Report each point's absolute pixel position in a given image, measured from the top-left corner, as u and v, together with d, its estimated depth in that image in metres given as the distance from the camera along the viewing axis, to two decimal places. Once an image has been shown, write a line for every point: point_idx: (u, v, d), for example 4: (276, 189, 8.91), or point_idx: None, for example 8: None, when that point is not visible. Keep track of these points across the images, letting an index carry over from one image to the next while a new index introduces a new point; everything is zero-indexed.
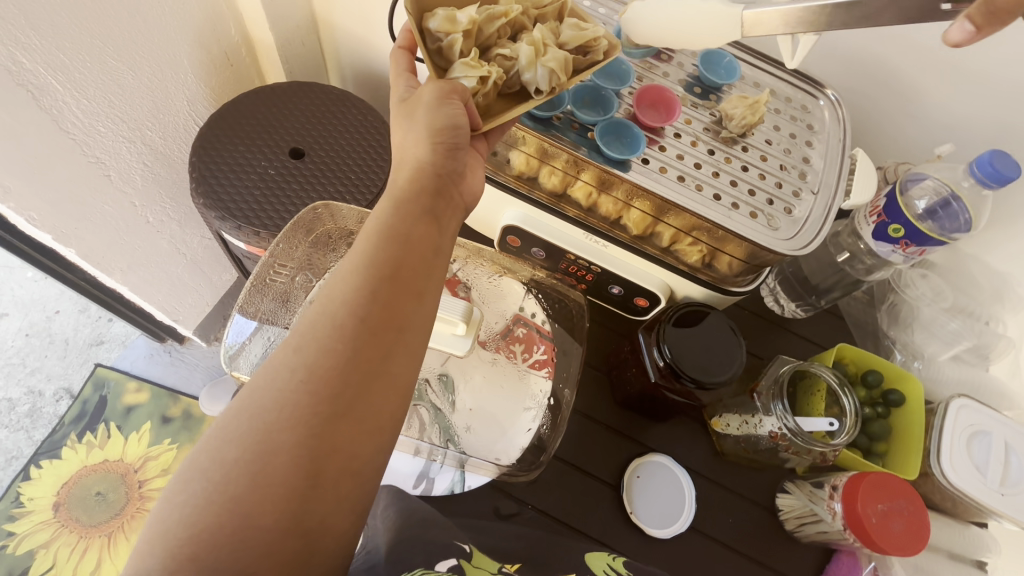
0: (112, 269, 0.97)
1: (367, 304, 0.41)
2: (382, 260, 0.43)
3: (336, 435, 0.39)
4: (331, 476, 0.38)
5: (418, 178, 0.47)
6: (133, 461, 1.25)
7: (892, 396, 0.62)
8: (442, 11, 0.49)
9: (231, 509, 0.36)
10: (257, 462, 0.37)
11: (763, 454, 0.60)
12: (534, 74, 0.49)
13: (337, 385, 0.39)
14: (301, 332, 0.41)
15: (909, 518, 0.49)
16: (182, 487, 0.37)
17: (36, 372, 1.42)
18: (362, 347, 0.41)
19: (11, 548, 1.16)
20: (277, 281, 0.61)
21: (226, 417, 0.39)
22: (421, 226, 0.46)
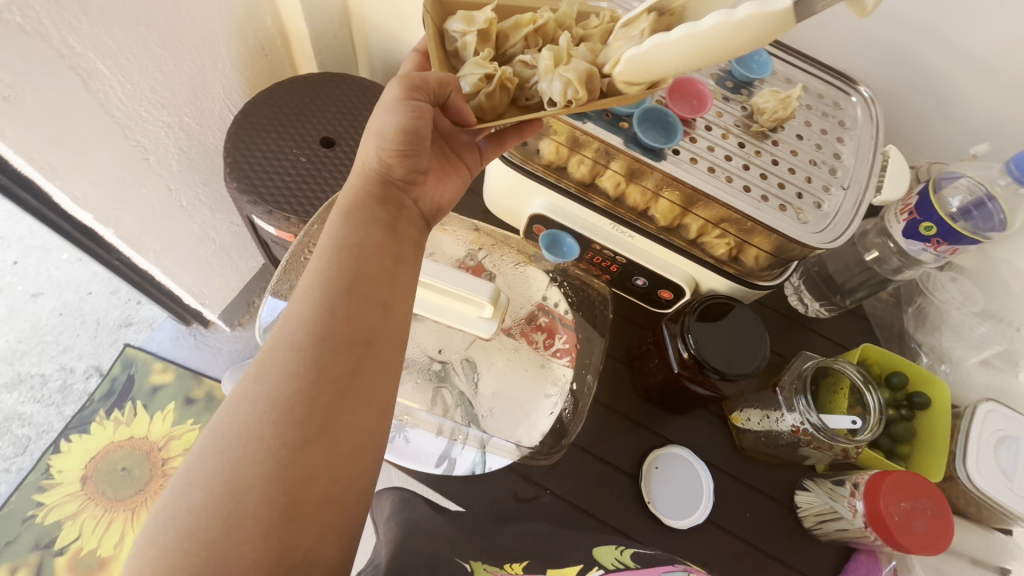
0: (146, 251, 1.00)
1: (326, 325, 0.44)
2: (339, 277, 0.46)
3: (311, 457, 0.41)
4: (309, 501, 0.40)
5: (367, 189, 0.51)
6: (158, 439, 1.29)
7: (917, 398, 0.61)
8: (464, 12, 0.51)
9: (207, 553, 0.37)
10: (230, 501, 0.39)
11: (783, 450, 0.60)
12: (550, 83, 0.48)
13: (303, 408, 0.42)
14: (261, 363, 0.44)
15: (933, 517, 0.49)
16: (153, 540, 0.39)
17: (68, 350, 1.47)
18: (326, 370, 0.43)
19: (40, 517, 1.20)
20: (312, 260, 0.63)
21: (193, 459, 0.41)
22: (375, 236, 0.49)
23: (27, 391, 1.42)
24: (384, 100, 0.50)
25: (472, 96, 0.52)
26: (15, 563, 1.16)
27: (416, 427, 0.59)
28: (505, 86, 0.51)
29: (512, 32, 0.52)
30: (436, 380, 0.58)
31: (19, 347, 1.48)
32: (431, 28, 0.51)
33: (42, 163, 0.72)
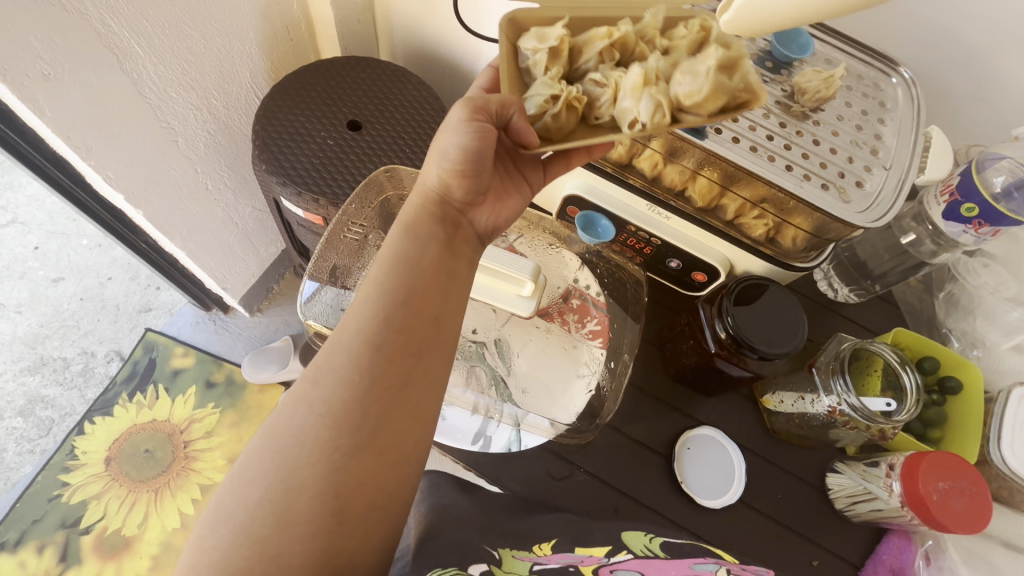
0: (173, 234, 1.01)
1: (381, 335, 0.46)
2: (395, 290, 0.48)
3: (361, 463, 0.42)
4: (355, 507, 0.42)
5: (427, 209, 0.52)
6: (180, 422, 1.32)
7: (948, 382, 0.62)
8: (536, 30, 0.52)
9: (261, 549, 0.40)
10: (283, 503, 0.41)
11: (817, 431, 0.60)
12: (638, 102, 0.48)
13: (356, 416, 0.43)
14: (319, 367, 0.45)
15: (971, 497, 0.49)
16: (213, 529, 0.41)
17: (89, 334, 1.49)
18: (379, 379, 0.45)
19: (65, 497, 1.22)
20: (352, 237, 0.63)
21: (251, 456, 0.43)
22: (432, 251, 0.50)
23: (49, 374, 1.44)
24: (447, 122, 0.51)
25: (537, 117, 0.52)
26: (42, 540, 1.18)
27: (452, 405, 0.60)
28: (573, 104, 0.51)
29: (586, 47, 0.52)
30: (469, 359, 0.59)
31: (40, 331, 1.50)
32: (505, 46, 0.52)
33: (78, 143, 0.73)
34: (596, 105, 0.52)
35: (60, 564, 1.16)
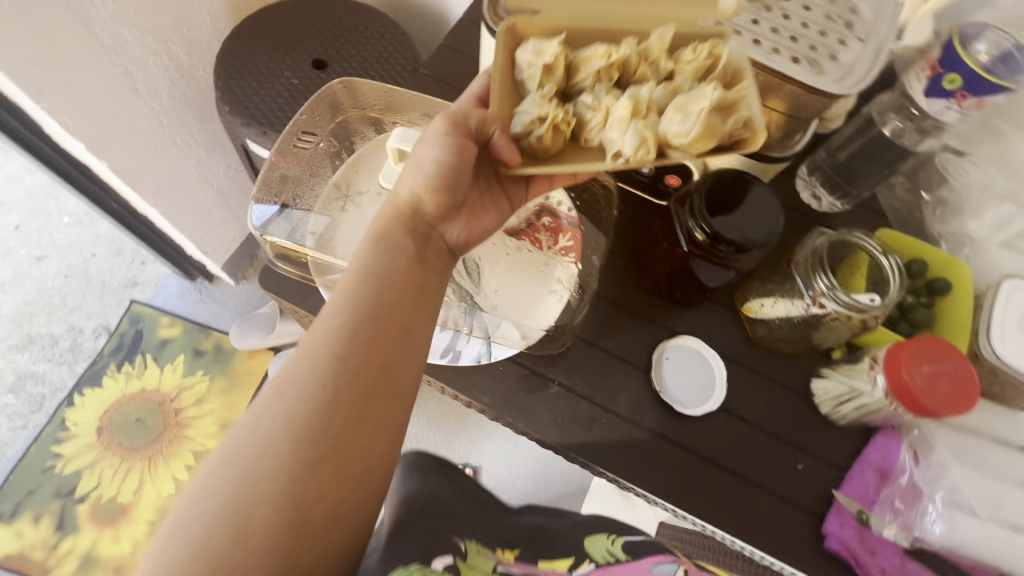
0: (143, 190, 0.99)
1: (347, 348, 0.46)
2: (362, 303, 0.48)
3: (323, 477, 0.43)
4: (316, 521, 0.42)
5: (396, 221, 0.51)
6: (170, 390, 1.31)
7: (937, 283, 0.59)
8: (534, 41, 0.49)
9: (216, 564, 0.39)
10: (240, 519, 0.41)
11: (800, 334, 0.57)
12: (623, 134, 0.45)
13: (319, 429, 0.44)
14: (283, 380, 0.46)
15: (957, 379, 0.47)
16: (168, 544, 0.41)
17: (76, 311, 1.48)
18: (344, 391, 0.45)
19: (59, 468, 1.22)
20: (304, 147, 0.61)
21: (209, 470, 0.43)
22: (401, 263, 0.50)
23: (38, 351, 1.43)
24: (427, 134, 0.49)
25: (521, 136, 0.49)
26: (38, 510, 1.18)
27: None
28: (558, 126, 0.48)
29: (583, 65, 0.50)
30: None
31: (26, 309, 1.48)
32: (500, 57, 0.49)
33: (27, 83, 0.71)
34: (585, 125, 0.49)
35: (57, 533, 1.16)
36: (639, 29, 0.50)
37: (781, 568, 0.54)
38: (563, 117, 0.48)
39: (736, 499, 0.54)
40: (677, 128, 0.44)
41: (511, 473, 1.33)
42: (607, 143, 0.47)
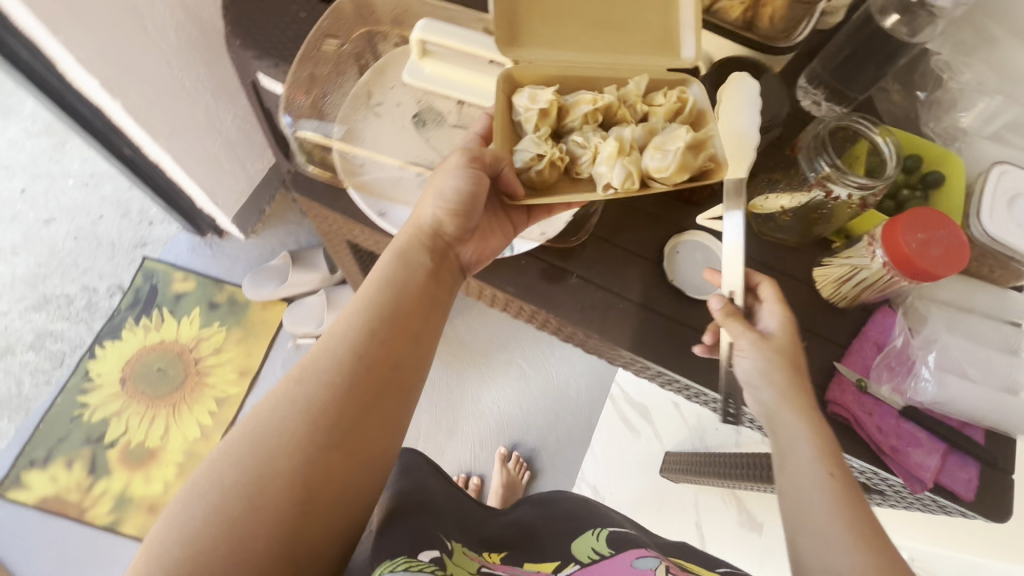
0: (155, 133, 1.01)
1: (365, 348, 0.51)
2: (380, 308, 0.53)
3: (335, 464, 0.47)
4: (323, 500, 0.46)
5: (412, 237, 0.56)
6: (188, 341, 1.35)
7: (932, 175, 0.63)
8: (528, 89, 0.55)
9: (227, 530, 0.42)
10: (255, 487, 0.44)
11: (802, 221, 0.61)
12: (612, 169, 0.52)
13: (334, 418, 0.48)
14: (304, 369, 0.50)
15: (948, 245, 0.50)
16: (185, 506, 0.43)
17: (89, 271, 1.50)
18: (358, 386, 0.50)
19: (86, 416, 1.26)
20: (328, 51, 0.62)
21: (230, 442, 0.46)
22: (416, 278, 0.55)
23: (55, 310, 1.45)
24: (445, 165, 0.54)
25: (522, 170, 0.54)
26: (70, 456, 1.23)
27: None
28: (558, 162, 0.54)
29: (573, 108, 0.56)
30: None
31: (38, 270, 1.49)
32: (501, 102, 0.54)
33: None
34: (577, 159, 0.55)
35: (90, 476, 1.21)
36: (617, 77, 0.57)
37: None
38: (560, 155, 0.54)
39: None
40: (658, 165, 0.52)
41: (522, 410, 1.38)
42: (596, 176, 0.54)
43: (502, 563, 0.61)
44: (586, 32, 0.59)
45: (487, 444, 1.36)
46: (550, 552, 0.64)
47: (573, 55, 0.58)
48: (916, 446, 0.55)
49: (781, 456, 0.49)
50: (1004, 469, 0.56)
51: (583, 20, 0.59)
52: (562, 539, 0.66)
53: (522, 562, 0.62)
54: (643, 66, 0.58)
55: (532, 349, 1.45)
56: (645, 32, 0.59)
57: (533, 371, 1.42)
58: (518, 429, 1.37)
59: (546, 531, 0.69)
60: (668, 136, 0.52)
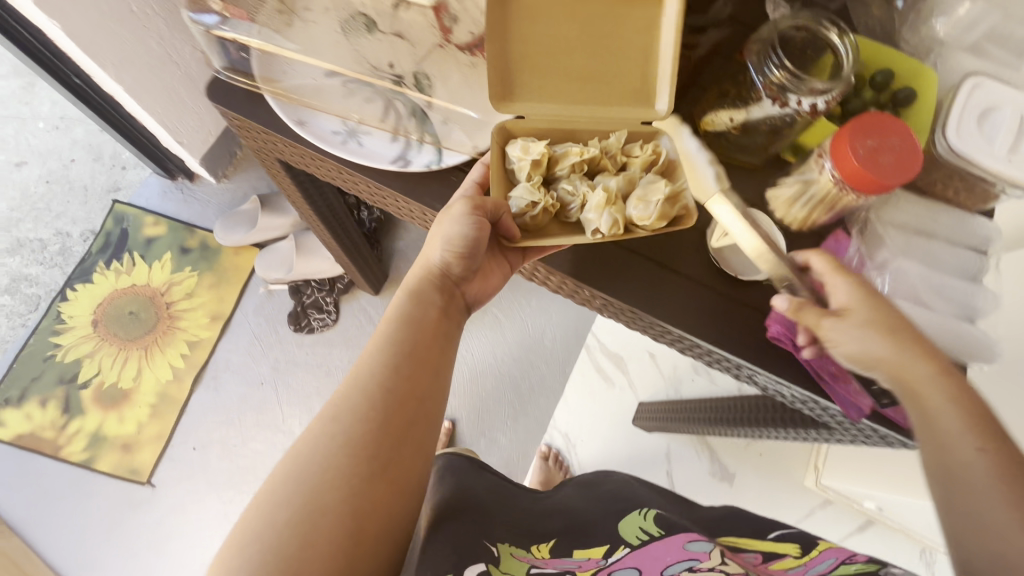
0: (103, 61, 0.98)
1: (392, 379, 0.50)
2: (402, 344, 0.52)
3: (372, 500, 0.46)
4: (367, 538, 0.45)
5: (424, 279, 0.56)
6: (159, 285, 1.34)
7: (902, 91, 0.58)
8: (522, 140, 0.53)
9: (285, 567, 0.42)
10: (299, 532, 0.43)
11: (755, 138, 0.57)
12: (598, 216, 0.51)
13: (373, 448, 0.47)
14: (335, 407, 0.49)
15: (900, 152, 0.46)
16: (238, 553, 0.42)
17: (62, 216, 1.43)
18: (390, 416, 0.49)
19: (59, 356, 1.27)
20: None
21: (274, 485, 0.45)
22: (430, 316, 0.54)
23: (29, 255, 1.40)
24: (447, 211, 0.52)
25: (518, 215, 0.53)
26: (44, 396, 1.24)
27: (370, 132, 0.56)
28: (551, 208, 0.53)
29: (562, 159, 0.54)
30: (388, 92, 0.57)
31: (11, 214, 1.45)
32: (494, 151, 0.52)
33: None
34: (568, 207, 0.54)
35: (64, 414, 1.23)
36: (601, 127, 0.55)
37: (728, 361, 0.57)
38: (552, 203, 0.53)
39: (686, 295, 0.57)
40: (640, 214, 0.51)
41: (496, 359, 1.37)
42: (584, 221, 0.52)
43: (552, 556, 0.56)
44: (571, 80, 0.55)
45: (460, 391, 1.35)
46: (597, 530, 0.58)
47: (561, 107, 0.55)
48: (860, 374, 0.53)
49: (910, 398, 0.47)
50: None
51: (568, 65, 0.55)
52: (606, 514, 0.61)
53: (570, 551, 0.56)
54: (621, 117, 0.55)
55: (508, 298, 1.42)
56: (624, 77, 0.55)
57: (508, 321, 1.40)
58: (492, 378, 1.36)
59: (592, 510, 0.63)
60: (648, 189, 0.52)
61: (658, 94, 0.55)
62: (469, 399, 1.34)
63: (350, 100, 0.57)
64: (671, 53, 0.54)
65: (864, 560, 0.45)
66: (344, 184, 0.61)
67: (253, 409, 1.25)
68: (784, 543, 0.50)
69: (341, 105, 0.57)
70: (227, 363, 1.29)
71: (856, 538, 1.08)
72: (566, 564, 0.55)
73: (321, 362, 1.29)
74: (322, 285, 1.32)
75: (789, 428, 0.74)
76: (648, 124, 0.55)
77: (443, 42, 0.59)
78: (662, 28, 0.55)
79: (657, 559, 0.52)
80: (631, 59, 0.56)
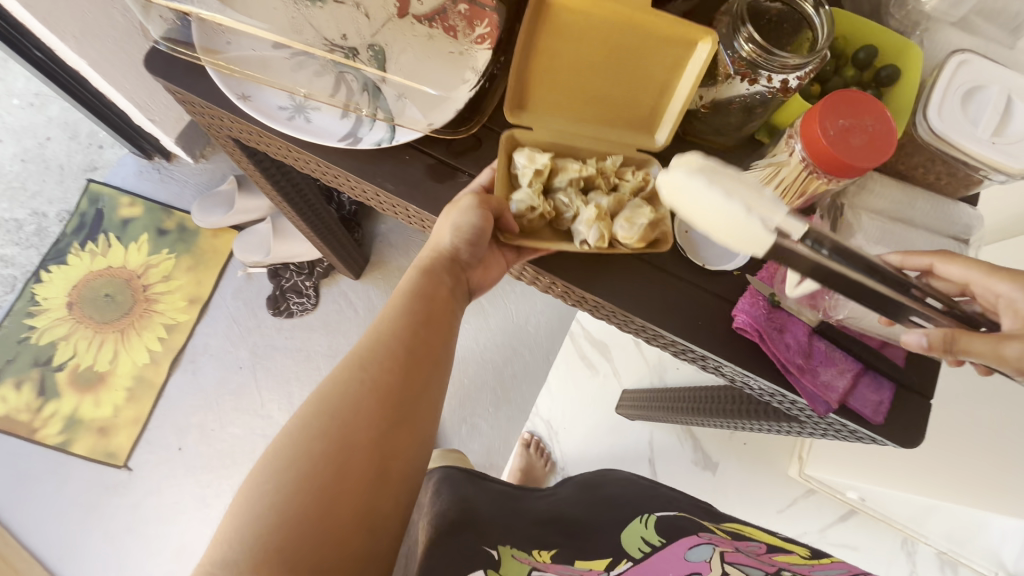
0: (64, 34, 0.94)
1: (411, 336, 0.48)
2: (420, 303, 0.50)
3: (388, 462, 0.44)
4: (380, 502, 0.43)
5: (434, 257, 0.53)
6: (136, 267, 1.32)
7: (885, 70, 0.55)
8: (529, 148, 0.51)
9: (311, 513, 0.40)
10: (314, 486, 0.41)
11: (724, 115, 0.54)
12: (586, 228, 0.50)
13: (395, 399, 0.46)
14: (355, 359, 0.47)
15: (873, 133, 0.43)
16: (256, 502, 0.40)
17: (37, 195, 1.38)
18: (411, 370, 0.47)
19: (34, 338, 1.25)
20: None
21: (292, 434, 0.43)
22: (444, 291, 0.52)
23: (3, 235, 1.34)
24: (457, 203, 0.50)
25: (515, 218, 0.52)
26: (18, 378, 1.22)
27: (319, 108, 0.54)
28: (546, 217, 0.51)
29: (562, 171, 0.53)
30: (338, 65, 0.54)
31: None
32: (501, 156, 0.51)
33: None
34: (562, 218, 0.52)
35: (39, 397, 1.21)
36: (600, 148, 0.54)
37: (694, 352, 0.55)
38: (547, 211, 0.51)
39: (651, 284, 0.55)
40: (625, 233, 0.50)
41: (479, 346, 1.35)
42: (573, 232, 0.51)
43: (552, 561, 0.55)
44: (579, 103, 0.55)
45: None
46: (599, 541, 0.58)
47: (563, 125, 0.55)
48: (828, 365, 0.51)
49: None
50: (921, 392, 0.52)
51: (582, 86, 0.54)
52: (608, 521, 0.61)
53: (572, 560, 0.55)
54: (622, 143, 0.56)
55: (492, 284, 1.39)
56: (633, 106, 0.55)
57: (492, 307, 1.38)
58: (474, 365, 1.34)
59: (594, 519, 0.63)
60: (632, 216, 0.50)
61: (660, 125, 0.56)
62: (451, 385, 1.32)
63: (299, 74, 0.54)
64: (685, 99, 0.52)
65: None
66: (298, 163, 0.59)
67: (231, 394, 1.24)
68: (797, 553, 0.52)
69: (290, 79, 0.53)
70: (205, 348, 1.27)
71: (835, 528, 1.08)
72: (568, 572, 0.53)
73: (300, 346, 1.27)
74: (301, 268, 1.29)
75: (763, 420, 0.72)
76: (644, 151, 0.55)
77: (398, 12, 0.55)
78: (688, 72, 0.52)
79: (661, 570, 0.51)
80: (647, 90, 0.54)
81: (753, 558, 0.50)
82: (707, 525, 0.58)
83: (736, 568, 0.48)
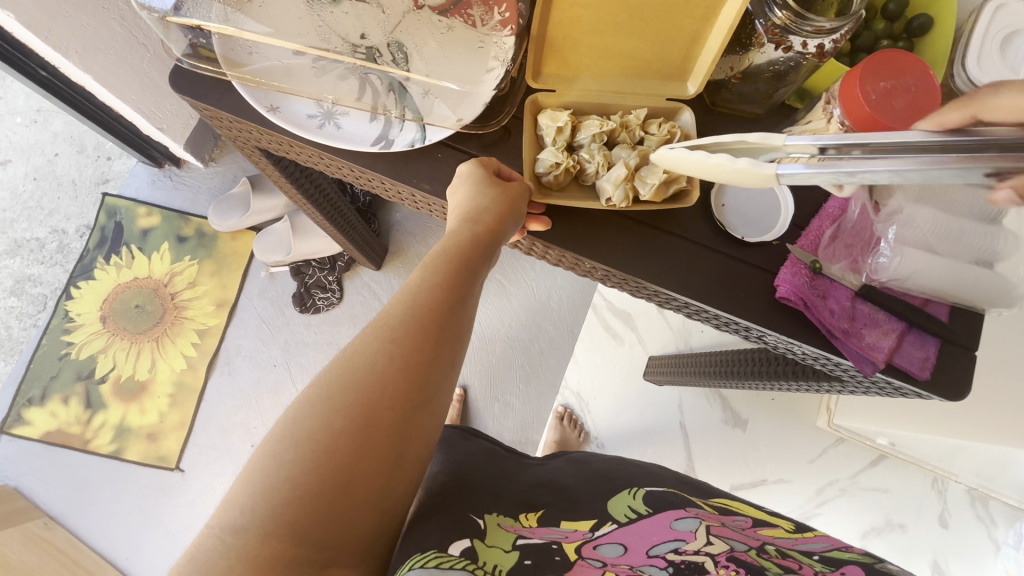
0: (66, 50, 0.94)
1: (444, 310, 0.45)
2: (454, 273, 0.47)
3: (408, 443, 0.42)
4: (391, 485, 0.42)
5: (470, 220, 0.49)
6: (161, 276, 1.34)
7: (916, 21, 0.53)
8: (551, 109, 0.52)
9: (334, 473, 0.39)
10: (332, 461, 0.39)
11: (757, 83, 0.53)
12: (611, 182, 0.51)
13: (422, 376, 0.43)
14: (388, 326, 0.44)
15: (916, 94, 0.43)
16: (287, 448, 0.39)
17: (54, 213, 1.39)
18: (441, 348, 0.45)
19: (74, 354, 1.29)
20: None
21: (324, 389, 0.42)
22: (476, 256, 0.49)
23: (28, 255, 1.36)
24: (484, 178, 0.51)
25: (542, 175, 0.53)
26: (64, 393, 1.27)
27: (347, 112, 0.54)
28: (570, 172, 0.52)
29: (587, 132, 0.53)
30: (361, 68, 0.54)
31: (2, 215, 1.38)
32: (527, 122, 0.53)
33: None
34: (585, 172, 0.53)
35: (88, 410, 1.26)
36: (627, 101, 0.54)
37: (738, 324, 0.56)
38: (575, 164, 0.52)
39: (696, 261, 0.55)
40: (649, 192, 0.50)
41: (503, 325, 1.36)
42: (600, 190, 0.52)
43: (538, 525, 0.54)
44: (609, 60, 0.55)
45: (471, 358, 1.35)
46: (588, 508, 0.56)
47: (594, 87, 0.56)
48: (872, 327, 0.51)
49: None
50: (965, 345, 0.52)
51: (611, 46, 0.54)
52: (597, 496, 0.59)
53: (558, 521, 0.54)
54: (656, 93, 0.56)
55: (511, 264, 1.40)
56: (665, 58, 0.55)
57: (513, 284, 1.39)
58: (501, 344, 1.36)
59: (581, 488, 0.62)
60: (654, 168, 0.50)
61: (693, 74, 0.55)
62: (482, 366, 1.34)
63: (323, 80, 0.54)
64: (714, 53, 0.52)
65: (860, 552, 0.46)
66: (328, 167, 0.60)
67: (269, 390, 1.27)
68: (782, 527, 0.52)
69: (315, 86, 0.53)
70: (238, 349, 1.30)
71: (866, 473, 1.08)
72: (552, 535, 0.51)
73: (330, 340, 1.30)
74: (323, 264, 1.31)
75: (799, 379, 0.73)
76: (672, 100, 0.55)
77: (416, 5, 0.55)
78: (721, 22, 0.50)
79: (643, 538, 0.49)
80: (678, 41, 0.53)
81: (739, 533, 0.48)
82: (694, 502, 0.57)
83: (719, 539, 0.47)
